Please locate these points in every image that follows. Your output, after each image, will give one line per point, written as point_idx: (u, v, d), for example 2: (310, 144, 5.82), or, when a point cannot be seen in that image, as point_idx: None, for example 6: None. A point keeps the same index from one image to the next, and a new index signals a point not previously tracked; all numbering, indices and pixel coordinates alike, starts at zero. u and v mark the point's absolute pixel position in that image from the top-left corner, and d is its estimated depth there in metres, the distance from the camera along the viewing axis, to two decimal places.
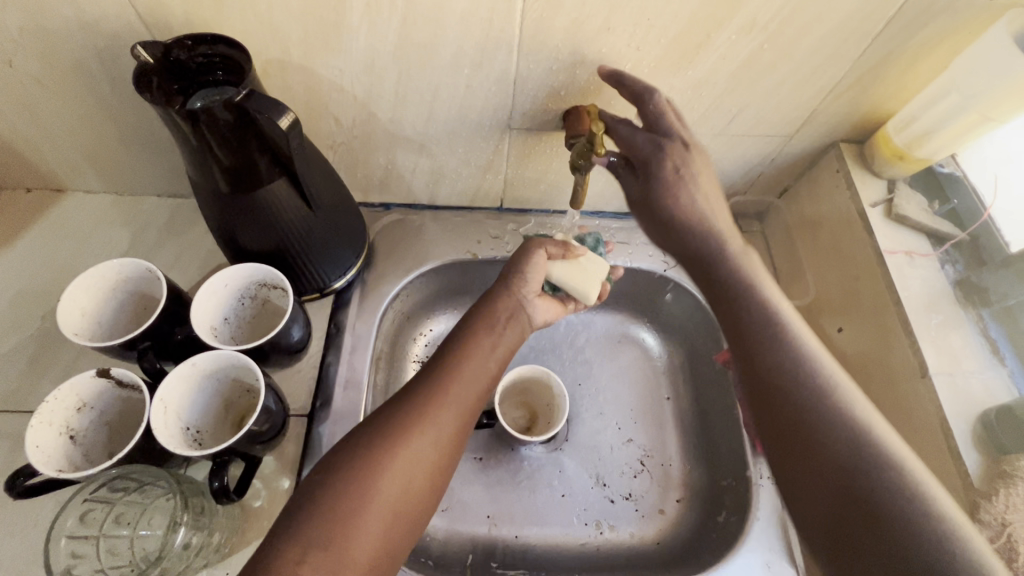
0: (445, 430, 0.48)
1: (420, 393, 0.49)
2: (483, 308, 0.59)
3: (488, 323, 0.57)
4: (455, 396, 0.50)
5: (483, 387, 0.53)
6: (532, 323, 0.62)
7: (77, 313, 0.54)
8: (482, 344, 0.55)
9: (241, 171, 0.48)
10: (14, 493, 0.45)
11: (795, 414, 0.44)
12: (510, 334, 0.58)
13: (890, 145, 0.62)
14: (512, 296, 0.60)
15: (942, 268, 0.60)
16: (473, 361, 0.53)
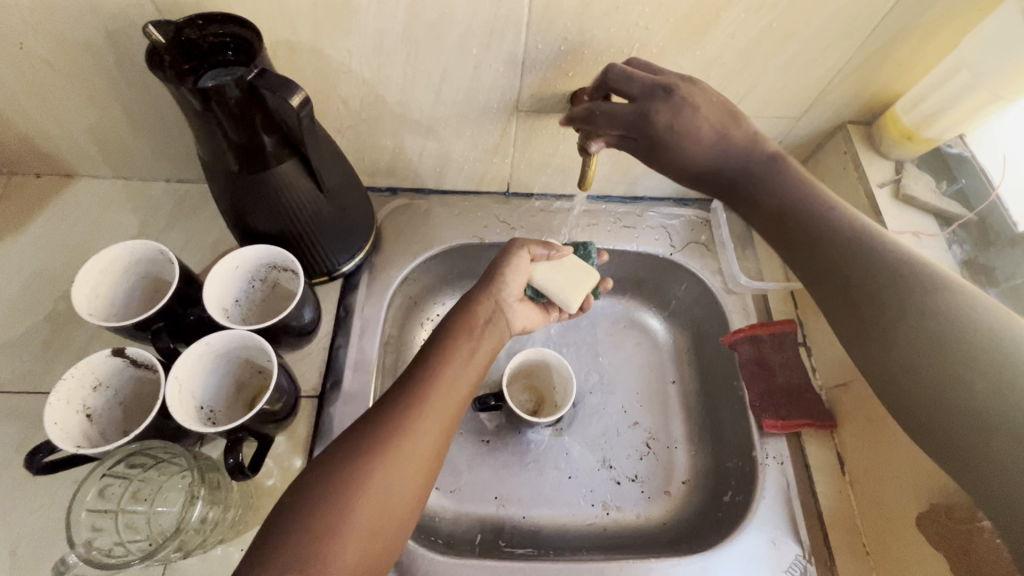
0: (428, 440, 0.47)
1: (399, 401, 0.48)
2: (463, 309, 0.57)
3: (468, 326, 0.56)
4: (434, 403, 0.49)
5: (463, 392, 0.51)
6: (511, 325, 0.60)
7: (91, 295, 0.55)
8: (460, 348, 0.54)
9: (252, 150, 0.49)
10: (34, 468, 0.46)
11: (876, 299, 0.47)
12: (489, 337, 0.57)
13: (898, 125, 0.62)
14: (489, 298, 0.59)
15: (950, 248, 0.61)
16: (452, 366, 0.52)
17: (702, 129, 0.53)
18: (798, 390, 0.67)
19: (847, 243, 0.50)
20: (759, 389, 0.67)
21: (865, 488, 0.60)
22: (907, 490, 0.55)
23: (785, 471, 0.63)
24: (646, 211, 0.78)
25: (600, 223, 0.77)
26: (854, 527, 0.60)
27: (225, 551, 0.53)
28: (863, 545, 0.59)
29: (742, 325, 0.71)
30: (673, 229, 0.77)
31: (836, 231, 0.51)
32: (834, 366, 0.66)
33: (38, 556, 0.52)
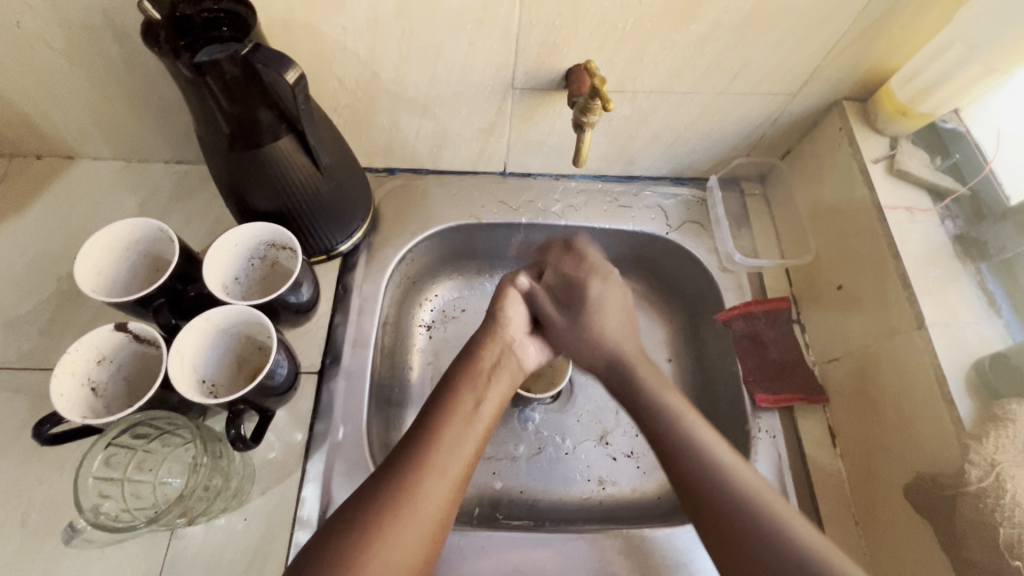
0: (434, 502, 0.48)
1: (404, 462, 0.50)
2: (469, 358, 0.61)
3: (473, 375, 0.59)
4: (441, 460, 0.51)
5: (469, 450, 0.53)
6: (523, 365, 0.64)
7: (93, 273, 0.56)
8: (465, 400, 0.56)
9: (248, 124, 0.49)
10: (42, 439, 0.47)
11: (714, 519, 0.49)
12: (497, 382, 0.60)
13: (893, 100, 0.62)
14: (495, 342, 0.63)
15: (942, 223, 0.60)
16: (454, 422, 0.54)
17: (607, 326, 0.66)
18: (792, 364, 0.67)
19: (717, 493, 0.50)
20: (753, 363, 0.67)
21: (856, 459, 0.60)
22: (895, 464, 0.55)
23: (777, 444, 0.62)
24: (642, 191, 0.79)
25: (597, 203, 0.77)
26: (845, 499, 0.60)
27: (227, 519, 0.55)
28: (853, 516, 0.59)
29: (736, 303, 0.71)
30: (669, 208, 0.77)
31: (690, 463, 0.52)
32: (827, 342, 0.66)
33: (49, 525, 0.54)
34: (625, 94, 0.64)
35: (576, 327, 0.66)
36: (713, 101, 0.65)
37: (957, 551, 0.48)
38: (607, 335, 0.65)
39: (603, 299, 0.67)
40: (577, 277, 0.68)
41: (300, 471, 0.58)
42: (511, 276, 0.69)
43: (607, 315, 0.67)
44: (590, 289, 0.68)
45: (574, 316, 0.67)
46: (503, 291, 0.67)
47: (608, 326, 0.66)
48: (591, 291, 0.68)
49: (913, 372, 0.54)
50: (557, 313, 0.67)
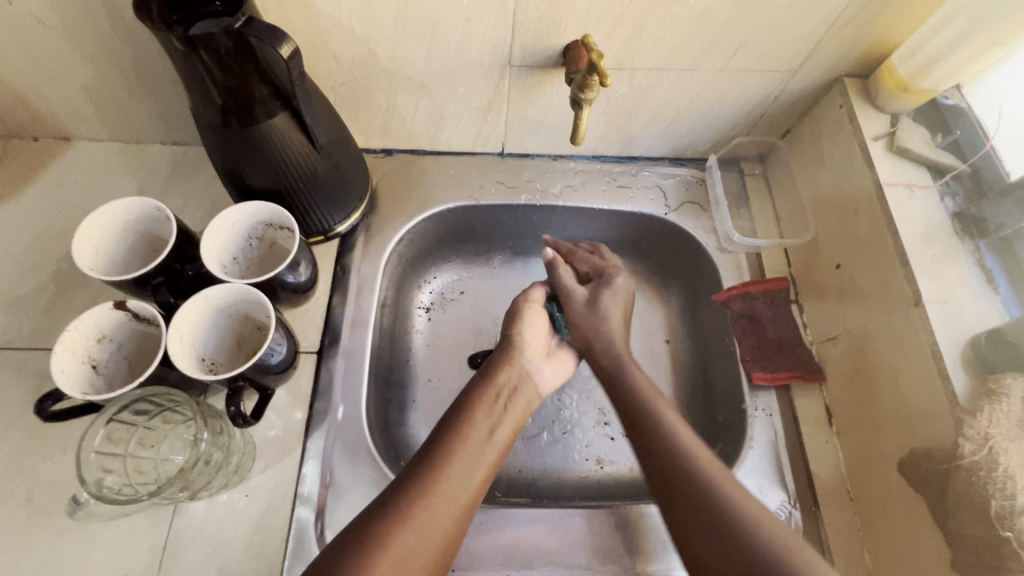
0: (439, 530, 0.48)
1: (409, 488, 0.49)
2: (485, 382, 0.60)
3: (489, 401, 0.58)
4: (450, 488, 0.50)
5: (479, 478, 0.52)
6: (540, 389, 0.63)
7: (91, 252, 0.56)
8: (480, 427, 0.55)
9: (243, 100, 0.49)
10: (44, 416, 0.48)
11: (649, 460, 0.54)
12: (512, 410, 0.59)
13: (894, 76, 0.61)
14: (514, 367, 0.62)
15: (942, 201, 0.60)
16: (466, 451, 0.53)
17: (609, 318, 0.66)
18: (789, 344, 0.67)
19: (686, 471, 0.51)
20: (751, 342, 0.67)
21: (851, 437, 0.60)
22: (890, 441, 0.56)
23: (773, 422, 0.63)
24: (641, 171, 0.78)
25: (595, 183, 0.77)
26: (840, 476, 0.60)
27: (229, 495, 0.55)
28: (847, 492, 0.60)
29: (734, 283, 0.71)
30: (668, 188, 0.77)
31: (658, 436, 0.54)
32: (824, 321, 0.67)
33: (54, 501, 0.54)
34: (623, 71, 0.63)
35: (593, 306, 0.66)
36: (711, 78, 0.65)
37: (949, 524, 0.49)
38: (611, 334, 0.65)
39: (619, 288, 0.68)
40: (603, 267, 0.70)
41: (300, 449, 0.59)
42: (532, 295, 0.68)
43: (617, 309, 0.67)
44: (615, 279, 0.68)
45: (595, 287, 0.68)
46: (520, 309, 0.66)
47: (617, 312, 0.66)
48: (616, 279, 0.68)
49: (910, 350, 0.54)
50: (580, 293, 0.68)
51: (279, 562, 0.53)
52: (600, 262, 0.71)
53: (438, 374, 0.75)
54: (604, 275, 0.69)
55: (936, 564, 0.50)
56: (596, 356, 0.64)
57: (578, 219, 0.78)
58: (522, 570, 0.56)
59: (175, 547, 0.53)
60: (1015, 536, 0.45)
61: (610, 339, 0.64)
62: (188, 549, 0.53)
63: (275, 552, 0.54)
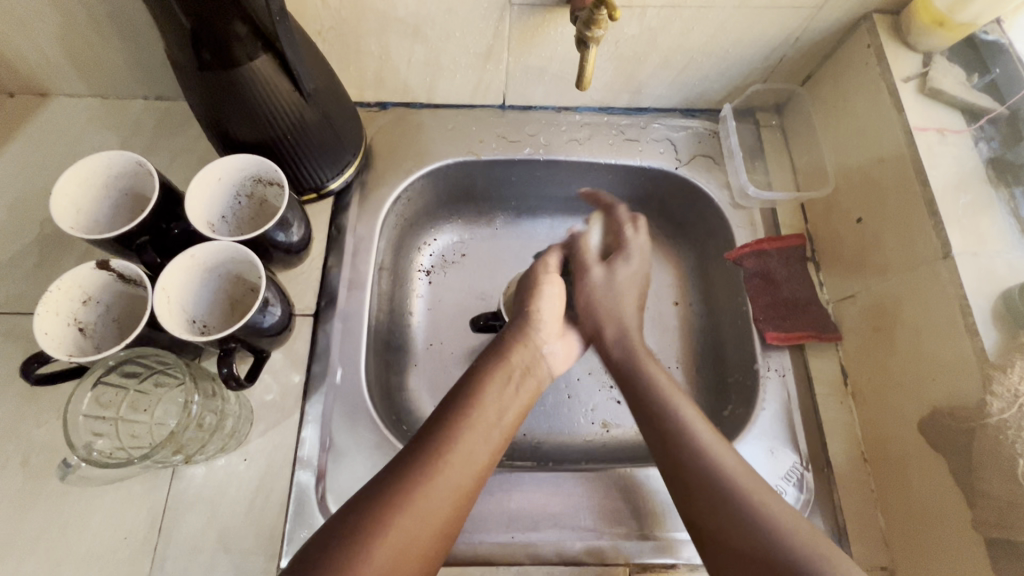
0: (438, 516, 0.46)
1: (411, 468, 0.47)
2: (498, 359, 0.58)
3: (501, 378, 0.56)
4: (457, 469, 0.48)
5: (483, 462, 0.50)
6: (552, 372, 0.61)
7: (72, 210, 0.53)
8: (488, 409, 0.53)
9: (220, 41, 0.45)
10: (31, 379, 0.46)
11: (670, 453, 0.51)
12: (522, 393, 0.57)
13: (929, 10, 0.56)
14: (527, 347, 0.60)
15: (976, 146, 0.56)
16: (473, 433, 0.51)
17: (628, 301, 0.66)
18: (804, 303, 0.64)
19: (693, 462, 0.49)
20: (765, 301, 0.64)
21: (867, 398, 0.58)
22: (909, 399, 0.54)
23: (786, 382, 0.61)
24: (651, 123, 0.74)
25: (602, 136, 0.73)
26: (855, 437, 0.59)
27: (228, 459, 0.54)
28: (862, 453, 0.58)
29: (747, 241, 0.68)
30: (679, 141, 0.73)
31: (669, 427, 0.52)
32: (842, 279, 0.63)
33: (50, 465, 0.53)
34: (633, 9, 0.58)
35: (607, 281, 0.67)
36: (729, 16, 0.60)
37: (971, 484, 0.47)
38: (627, 317, 0.65)
39: (634, 266, 0.68)
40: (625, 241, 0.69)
41: (299, 413, 0.57)
42: (539, 267, 0.67)
43: (629, 282, 0.67)
44: (632, 253, 0.69)
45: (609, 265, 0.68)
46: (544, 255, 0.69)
47: (631, 293, 0.67)
48: (632, 257, 0.68)
49: (937, 305, 0.51)
50: (597, 267, 0.68)
51: (279, 526, 0.52)
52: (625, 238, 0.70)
53: (440, 338, 0.73)
54: (620, 253, 0.69)
55: (954, 522, 0.48)
56: (606, 343, 0.63)
57: (584, 174, 0.74)
58: (528, 531, 0.55)
59: (175, 511, 0.52)
60: None
61: (624, 325, 0.64)
62: (188, 513, 0.52)
63: (276, 516, 0.53)
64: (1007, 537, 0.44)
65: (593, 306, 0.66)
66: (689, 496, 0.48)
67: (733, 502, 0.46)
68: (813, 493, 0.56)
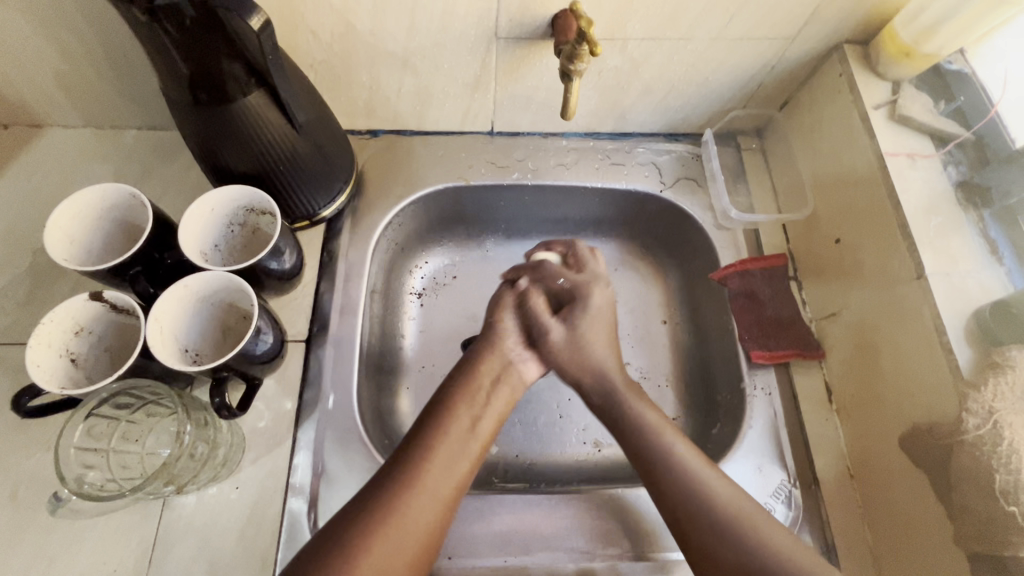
0: (422, 526, 0.46)
1: (393, 482, 0.48)
2: (469, 371, 0.58)
3: (473, 389, 0.56)
4: (435, 479, 0.49)
5: (461, 473, 0.50)
6: (525, 378, 0.61)
7: (65, 241, 0.54)
8: (463, 419, 0.54)
9: (214, 78, 0.46)
10: (21, 412, 0.47)
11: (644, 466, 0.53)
12: (495, 401, 0.57)
13: (896, 42, 0.59)
14: (496, 355, 0.60)
15: (945, 170, 0.58)
16: (449, 443, 0.51)
17: (600, 343, 0.62)
18: (788, 321, 0.66)
19: (677, 484, 0.50)
20: (750, 320, 0.66)
21: (851, 414, 0.59)
22: (891, 415, 0.55)
23: (772, 401, 0.62)
24: (635, 147, 0.76)
25: (588, 160, 0.75)
26: (840, 453, 0.60)
27: (220, 488, 0.54)
28: (848, 469, 0.59)
29: (732, 261, 0.69)
30: (663, 165, 0.75)
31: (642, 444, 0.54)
32: (824, 297, 0.65)
33: (38, 498, 0.53)
34: (614, 42, 0.61)
35: (572, 339, 0.61)
36: (707, 46, 0.62)
37: (951, 498, 0.48)
38: (603, 368, 0.60)
39: (594, 308, 0.63)
40: (579, 282, 0.64)
41: (292, 439, 0.57)
42: (502, 287, 0.66)
43: (593, 331, 0.62)
44: (592, 297, 0.63)
45: (567, 322, 0.62)
46: (496, 308, 0.63)
47: (599, 333, 0.62)
48: (592, 298, 0.63)
49: (914, 324, 0.53)
50: (556, 324, 0.62)
51: (271, 555, 0.52)
52: (575, 275, 0.65)
53: (431, 360, 0.73)
54: (579, 297, 0.63)
55: (938, 536, 0.49)
56: (586, 390, 0.60)
57: (571, 198, 0.76)
58: (520, 554, 0.55)
59: (165, 542, 0.52)
60: (1020, 510, 0.44)
61: (597, 372, 0.60)
62: (179, 544, 0.52)
63: (268, 545, 0.53)
64: (990, 552, 0.45)
65: (563, 368, 0.61)
66: (684, 526, 0.49)
67: (737, 542, 0.47)
68: (801, 510, 0.57)
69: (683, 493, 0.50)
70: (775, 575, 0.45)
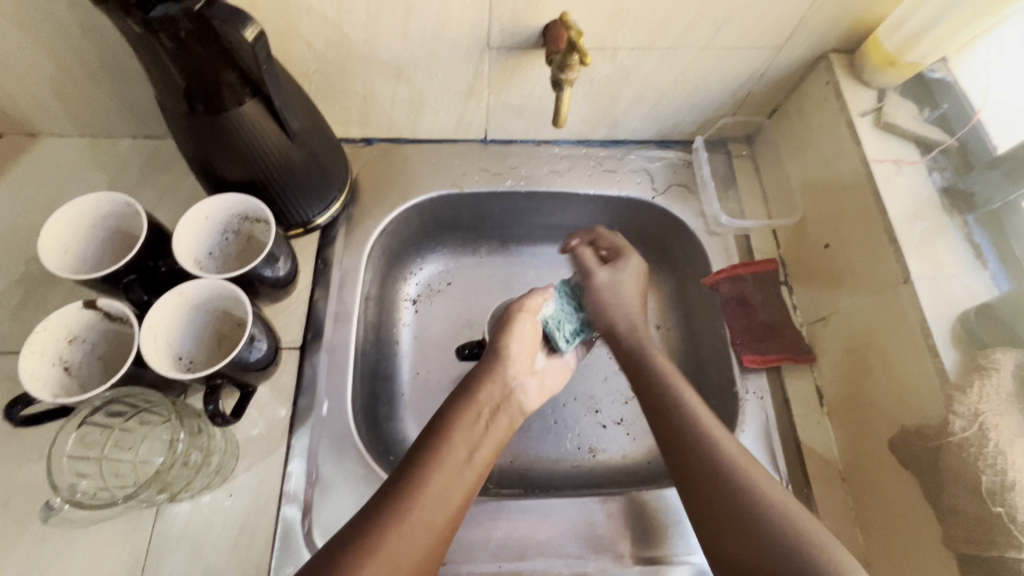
0: (411, 559, 0.46)
1: (384, 513, 0.47)
2: (468, 399, 0.58)
3: (470, 417, 0.56)
4: (428, 513, 0.48)
5: (455, 503, 0.50)
6: (525, 408, 0.61)
7: (59, 250, 0.54)
8: (459, 447, 0.53)
9: (209, 87, 0.47)
10: (15, 420, 0.46)
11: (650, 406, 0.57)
12: (494, 429, 0.57)
13: (880, 51, 0.60)
14: (498, 384, 0.59)
15: (930, 175, 0.59)
16: (444, 472, 0.51)
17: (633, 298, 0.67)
18: (779, 325, 0.66)
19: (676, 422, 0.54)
20: (741, 325, 0.66)
21: (843, 418, 0.60)
22: (881, 418, 0.55)
23: (764, 405, 0.62)
24: (627, 154, 0.77)
25: (581, 167, 0.76)
26: (831, 456, 0.60)
27: (213, 495, 0.54)
28: (840, 472, 0.59)
29: (723, 266, 0.70)
30: (655, 171, 0.76)
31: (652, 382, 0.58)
32: (814, 302, 0.66)
33: (30, 507, 0.53)
34: (604, 51, 0.62)
35: (614, 281, 0.67)
36: (696, 54, 0.63)
37: (940, 500, 0.48)
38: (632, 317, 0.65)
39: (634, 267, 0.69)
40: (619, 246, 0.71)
41: (286, 447, 0.57)
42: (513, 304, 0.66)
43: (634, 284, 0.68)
44: (631, 257, 0.69)
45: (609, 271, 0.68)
46: (511, 317, 0.64)
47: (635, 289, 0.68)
48: (632, 259, 0.69)
49: (901, 328, 0.54)
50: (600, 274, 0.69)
51: (265, 562, 0.52)
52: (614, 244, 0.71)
53: (426, 366, 0.74)
54: (619, 256, 0.70)
55: (929, 542, 0.49)
56: (617, 336, 0.65)
57: (565, 205, 0.77)
58: (515, 560, 0.55)
59: (158, 550, 0.52)
60: (1007, 511, 0.44)
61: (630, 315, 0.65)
62: (172, 552, 0.52)
63: (261, 552, 0.53)
64: (979, 553, 0.45)
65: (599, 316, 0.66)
66: (682, 462, 0.52)
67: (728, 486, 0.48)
68: None
69: (682, 436, 0.53)
70: (764, 517, 0.46)
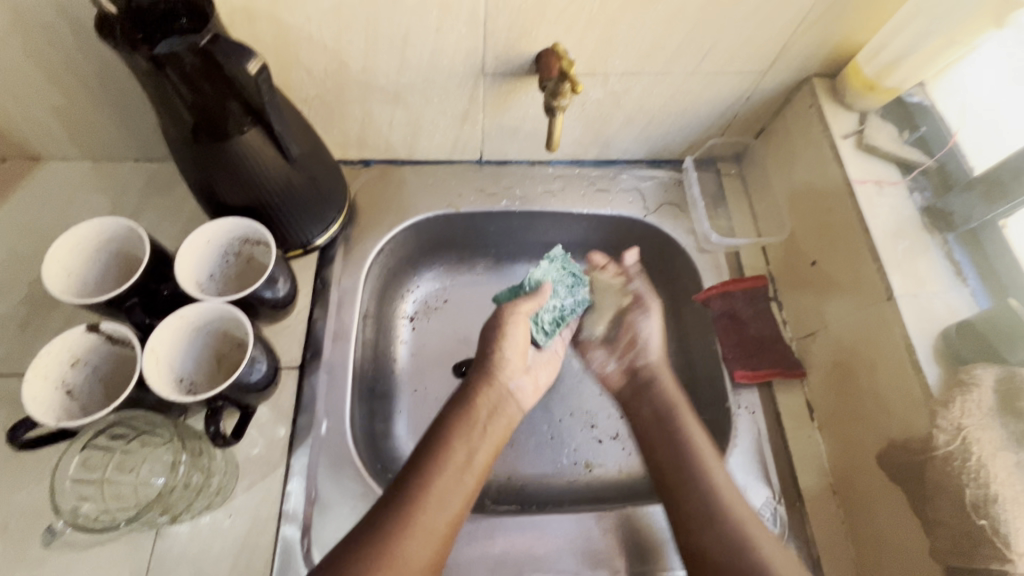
0: (417, 564, 0.47)
1: (389, 521, 0.48)
2: (464, 406, 0.60)
3: (467, 424, 0.58)
4: (431, 516, 0.49)
5: (457, 506, 0.51)
6: (520, 408, 0.65)
7: (63, 274, 0.55)
8: (459, 452, 0.55)
9: (212, 117, 0.48)
10: (17, 442, 0.47)
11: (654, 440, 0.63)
12: (491, 433, 0.59)
13: (861, 76, 0.63)
14: (493, 387, 0.63)
15: (910, 196, 0.61)
16: (445, 477, 0.53)
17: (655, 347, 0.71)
18: (770, 341, 0.68)
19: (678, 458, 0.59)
20: (732, 340, 0.68)
21: (833, 432, 0.61)
22: (868, 432, 0.56)
23: (756, 420, 0.64)
24: (619, 174, 0.79)
25: (574, 187, 0.78)
26: (822, 470, 0.61)
27: (212, 516, 0.55)
28: (830, 485, 0.60)
29: (714, 282, 0.72)
30: (647, 190, 0.78)
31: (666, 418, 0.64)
32: (804, 317, 0.67)
33: (29, 531, 0.53)
34: (595, 77, 0.64)
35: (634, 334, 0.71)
36: (683, 80, 0.65)
37: (927, 513, 0.49)
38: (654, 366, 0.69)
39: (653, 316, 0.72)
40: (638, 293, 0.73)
41: (285, 466, 0.58)
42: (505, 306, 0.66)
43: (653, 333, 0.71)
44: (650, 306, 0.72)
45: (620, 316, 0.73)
46: (503, 321, 0.65)
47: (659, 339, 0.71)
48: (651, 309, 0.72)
49: (886, 344, 0.55)
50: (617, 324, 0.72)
51: None
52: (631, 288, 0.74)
53: (423, 383, 0.75)
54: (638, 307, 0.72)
55: (917, 553, 0.50)
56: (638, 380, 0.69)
57: (558, 223, 0.78)
58: None
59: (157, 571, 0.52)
60: (990, 523, 0.45)
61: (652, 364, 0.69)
62: (172, 573, 0.52)
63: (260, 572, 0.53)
64: (965, 564, 0.47)
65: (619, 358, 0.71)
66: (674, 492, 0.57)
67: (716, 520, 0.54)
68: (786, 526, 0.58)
69: (675, 470, 0.58)
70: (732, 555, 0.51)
